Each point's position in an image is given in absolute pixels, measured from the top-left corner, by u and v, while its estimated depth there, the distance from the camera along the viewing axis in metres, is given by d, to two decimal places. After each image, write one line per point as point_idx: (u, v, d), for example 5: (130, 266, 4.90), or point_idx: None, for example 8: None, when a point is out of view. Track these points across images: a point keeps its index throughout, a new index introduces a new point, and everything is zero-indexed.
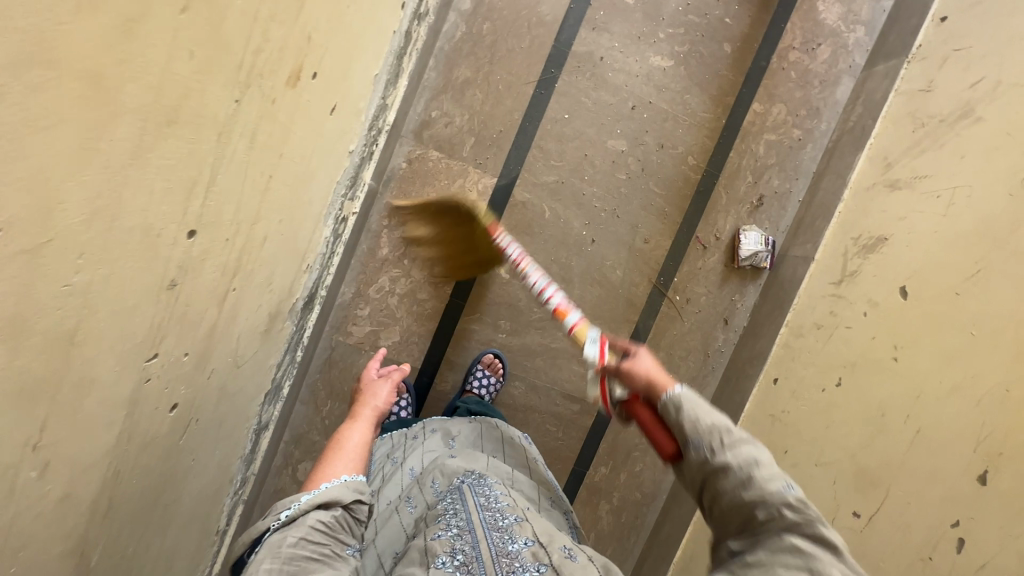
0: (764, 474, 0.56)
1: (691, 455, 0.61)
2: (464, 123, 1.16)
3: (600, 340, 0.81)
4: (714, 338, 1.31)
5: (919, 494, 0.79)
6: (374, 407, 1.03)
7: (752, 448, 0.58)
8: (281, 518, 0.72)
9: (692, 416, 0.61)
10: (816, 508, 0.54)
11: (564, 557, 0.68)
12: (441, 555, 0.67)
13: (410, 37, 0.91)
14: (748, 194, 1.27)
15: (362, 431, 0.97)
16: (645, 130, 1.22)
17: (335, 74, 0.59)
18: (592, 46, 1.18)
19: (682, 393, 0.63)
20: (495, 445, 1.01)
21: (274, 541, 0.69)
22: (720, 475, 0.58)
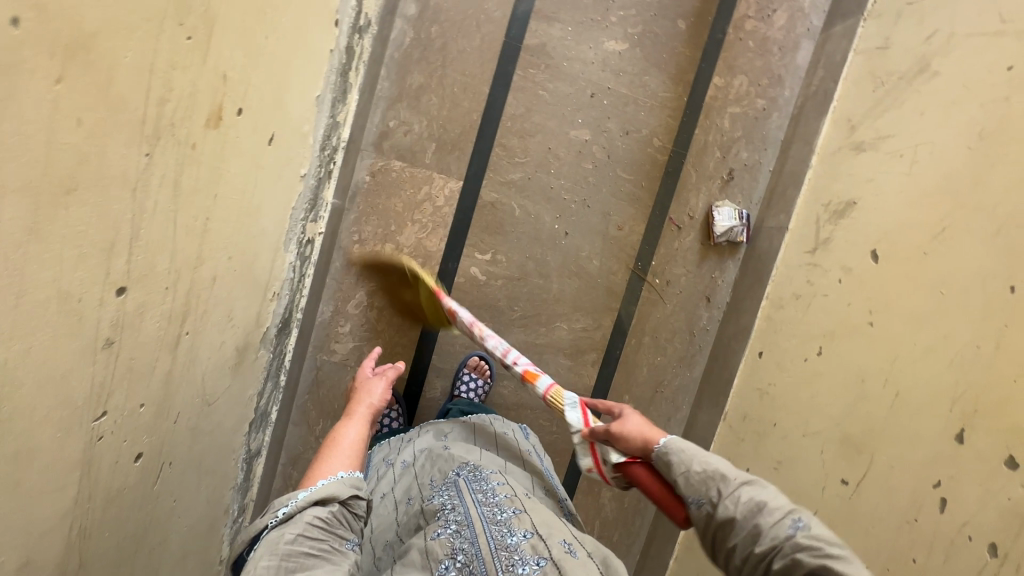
0: (769, 519, 0.53)
1: (696, 511, 0.59)
2: (423, 129, 1.15)
3: (580, 404, 0.84)
4: (698, 317, 1.31)
5: (902, 457, 0.79)
6: (371, 402, 0.98)
7: (752, 491, 0.56)
8: (279, 514, 0.67)
9: (684, 470, 0.60)
10: (832, 547, 0.50)
11: (563, 552, 0.66)
12: (443, 560, 0.64)
13: (353, 51, 0.90)
14: (717, 170, 1.27)
15: (358, 426, 0.91)
16: (606, 116, 1.21)
17: (265, 104, 0.59)
18: (544, 37, 1.17)
19: (670, 443, 0.63)
20: (489, 438, 1.00)
21: (272, 538, 0.64)
22: (726, 528, 0.56)
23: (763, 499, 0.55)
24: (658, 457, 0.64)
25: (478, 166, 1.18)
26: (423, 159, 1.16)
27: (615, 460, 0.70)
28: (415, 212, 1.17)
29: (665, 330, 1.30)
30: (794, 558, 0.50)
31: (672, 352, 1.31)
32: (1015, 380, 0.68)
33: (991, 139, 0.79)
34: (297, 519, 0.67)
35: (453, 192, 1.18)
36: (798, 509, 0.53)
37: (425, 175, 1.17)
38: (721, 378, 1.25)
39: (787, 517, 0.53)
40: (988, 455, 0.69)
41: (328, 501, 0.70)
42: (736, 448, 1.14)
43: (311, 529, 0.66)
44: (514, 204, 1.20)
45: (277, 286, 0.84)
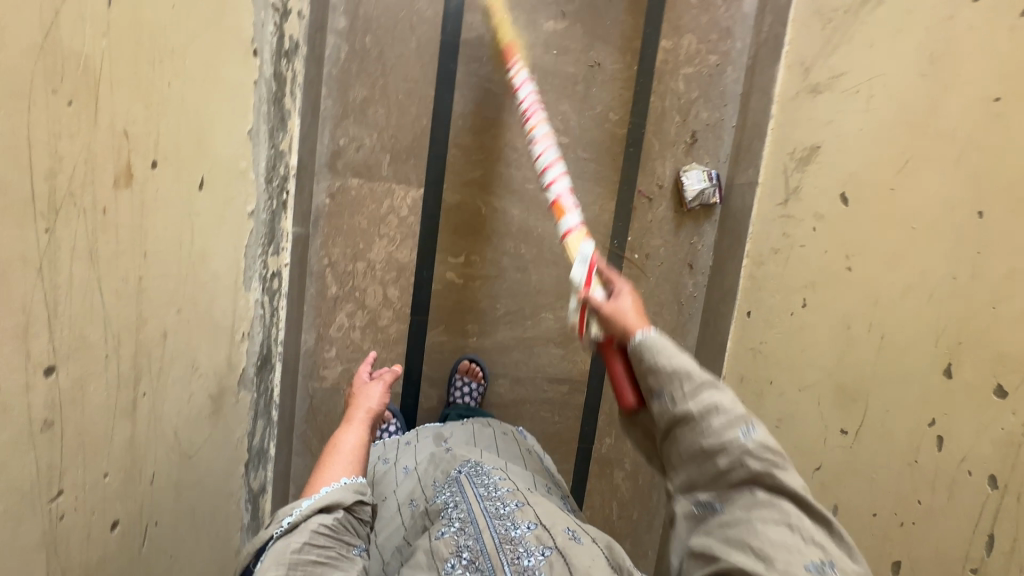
0: (724, 421, 0.51)
1: (653, 402, 0.55)
2: (375, 142, 1.13)
3: (591, 258, 0.67)
4: (683, 285, 1.29)
5: (895, 400, 0.77)
6: (366, 407, 0.92)
7: (713, 392, 0.53)
8: (283, 522, 0.65)
9: (652, 361, 0.54)
10: (775, 450, 0.50)
11: (569, 541, 0.63)
12: (447, 558, 0.61)
13: (283, 77, 0.88)
14: (680, 134, 1.24)
15: (358, 432, 0.86)
16: (558, 99, 1.19)
17: (185, 150, 0.58)
18: (481, 28, 1.14)
19: (651, 336, 0.55)
20: (487, 440, 1.00)
21: (277, 548, 0.63)
22: (681, 425, 0.53)
23: (723, 401, 0.52)
24: (633, 348, 0.55)
25: (436, 169, 1.16)
26: (380, 172, 1.14)
27: (597, 335, 0.62)
28: (381, 226, 1.16)
29: (651, 303, 1.29)
30: (743, 463, 0.50)
31: (662, 324, 1.30)
32: (995, 307, 0.66)
33: (942, 61, 0.77)
34: (302, 526, 0.65)
35: (416, 200, 1.16)
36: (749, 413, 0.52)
37: (385, 188, 1.15)
38: (716, 343, 1.24)
39: (741, 420, 0.51)
40: (976, 385, 0.67)
41: (329, 506, 0.68)
42: None
43: (317, 539, 0.64)
44: (479, 202, 1.19)
45: (246, 326, 0.83)
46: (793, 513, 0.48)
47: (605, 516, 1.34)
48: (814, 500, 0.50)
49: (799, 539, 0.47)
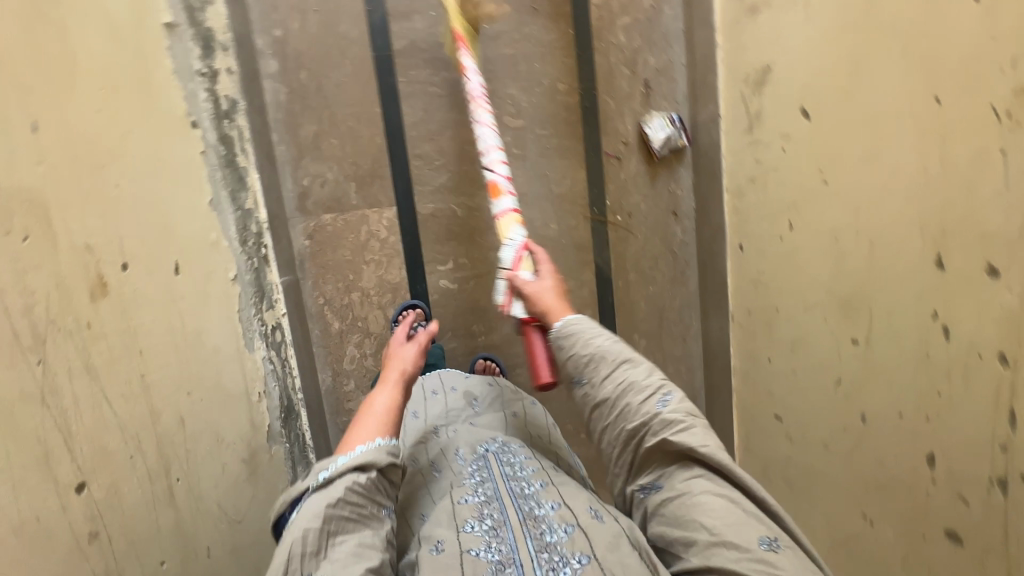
0: (640, 399, 0.67)
1: (586, 390, 0.71)
2: (337, 173, 1.14)
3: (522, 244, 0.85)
4: (672, 234, 1.30)
5: (897, 301, 0.78)
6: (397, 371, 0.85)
7: (629, 376, 0.69)
8: (319, 476, 0.64)
9: (575, 352, 0.72)
10: (685, 420, 0.66)
11: (591, 520, 0.63)
12: (469, 520, 0.64)
13: (227, 138, 0.88)
14: (633, 87, 1.22)
15: (390, 392, 0.79)
16: (504, 84, 1.18)
17: (150, 239, 0.59)
18: (409, 32, 1.12)
19: (568, 325, 0.73)
20: (512, 403, 0.97)
21: (308, 505, 0.62)
22: (608, 407, 0.69)
23: (637, 382, 0.68)
24: (554, 336, 0.74)
25: (404, 184, 1.16)
26: (349, 202, 1.15)
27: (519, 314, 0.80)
28: (365, 253, 1.17)
29: (646, 259, 1.30)
30: (661, 432, 0.65)
31: (661, 277, 1.31)
32: (970, 190, 0.66)
33: None
34: (336, 483, 0.64)
35: (393, 219, 1.17)
36: (662, 389, 0.69)
37: (358, 216, 1.16)
38: (717, 283, 1.25)
39: (657, 392, 0.68)
40: (969, 270, 0.67)
41: (362, 463, 0.66)
42: (753, 343, 1.16)
43: (350, 497, 0.63)
44: (453, 205, 1.19)
45: (258, 388, 0.85)
46: (720, 482, 0.63)
47: None
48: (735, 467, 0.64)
49: (726, 499, 0.62)
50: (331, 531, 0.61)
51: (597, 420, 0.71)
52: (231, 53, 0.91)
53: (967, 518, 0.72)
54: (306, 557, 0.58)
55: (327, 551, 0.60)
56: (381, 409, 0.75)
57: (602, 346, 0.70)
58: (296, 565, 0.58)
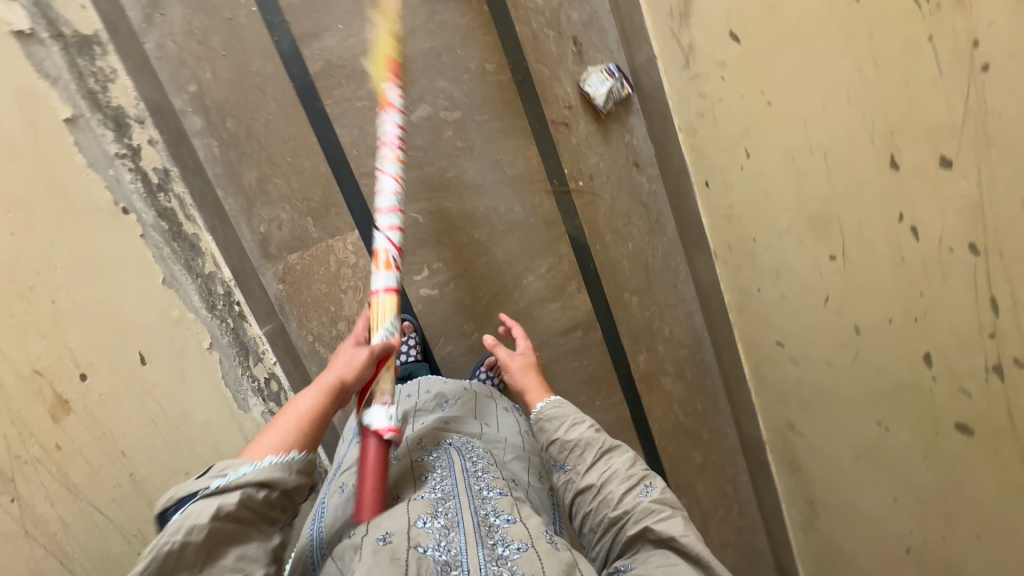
0: (622, 487, 0.70)
1: (568, 476, 0.76)
2: (291, 212, 1.12)
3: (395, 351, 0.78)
4: (638, 186, 1.27)
5: (863, 210, 0.76)
6: (335, 370, 0.68)
7: (615, 463, 0.73)
8: (213, 486, 0.50)
9: (561, 440, 0.78)
10: (665, 508, 0.66)
11: (541, 534, 0.56)
12: (421, 516, 0.57)
13: (166, 211, 0.88)
14: (562, 48, 1.19)
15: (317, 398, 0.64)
16: (432, 78, 1.14)
17: (106, 343, 0.64)
18: (322, 53, 1.09)
19: (557, 402, 0.85)
20: (489, 406, 0.93)
21: (196, 509, 0.49)
22: (589, 493, 0.72)
23: (620, 470, 0.72)
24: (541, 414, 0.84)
25: (359, 205, 1.14)
26: (310, 237, 1.13)
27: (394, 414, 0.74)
28: (340, 283, 1.16)
29: (619, 218, 1.28)
30: (637, 518, 0.65)
31: (638, 231, 1.29)
32: (907, 83, 0.63)
33: None
34: (231, 498, 0.51)
35: (358, 243, 1.15)
36: (647, 478, 0.70)
37: (323, 248, 1.14)
38: (692, 224, 1.23)
39: (640, 482, 0.70)
40: (922, 165, 0.65)
41: (260, 481, 0.53)
42: (740, 276, 1.14)
43: (247, 513, 0.51)
44: (413, 214, 1.17)
45: None
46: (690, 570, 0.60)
47: (674, 419, 1.41)
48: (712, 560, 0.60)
49: None
50: (215, 544, 0.49)
51: (577, 510, 0.73)
52: (149, 124, 0.92)
53: (973, 408, 0.72)
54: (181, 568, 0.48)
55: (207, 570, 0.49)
56: (296, 422, 0.61)
57: (587, 434, 0.77)
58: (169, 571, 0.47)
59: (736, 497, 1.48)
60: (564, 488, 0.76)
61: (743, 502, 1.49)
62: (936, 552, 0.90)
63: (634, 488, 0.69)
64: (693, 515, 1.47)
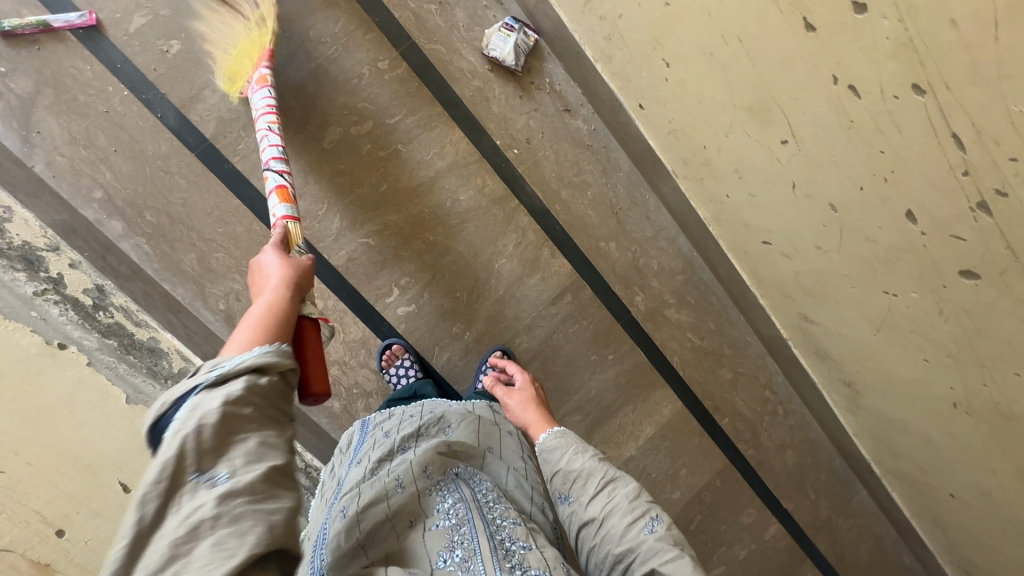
0: (626, 522, 0.77)
1: (570, 510, 0.84)
2: (242, 279, 1.07)
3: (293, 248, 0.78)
4: (577, 131, 1.21)
5: (795, 84, 0.70)
6: (278, 279, 0.64)
7: (619, 495, 0.82)
8: (214, 373, 0.44)
9: (566, 470, 0.89)
10: (667, 542, 0.73)
11: (557, 564, 0.67)
12: (441, 553, 0.65)
13: (109, 329, 0.93)
14: (450, 19, 1.12)
15: (279, 299, 0.60)
16: (331, 97, 1.08)
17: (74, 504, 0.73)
18: (210, 112, 1.03)
19: (563, 431, 0.96)
20: (491, 429, 0.96)
21: (201, 402, 0.42)
22: (591, 527, 0.80)
23: (623, 505, 0.80)
24: (551, 439, 0.94)
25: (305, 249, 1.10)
26: None
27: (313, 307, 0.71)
28: None
29: (568, 169, 1.22)
30: (640, 556, 0.73)
31: (592, 176, 1.23)
32: None
33: None
34: (237, 384, 0.44)
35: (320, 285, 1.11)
36: (649, 513, 0.78)
37: None
38: (643, 151, 1.17)
39: (644, 518, 0.77)
40: (836, 19, 0.60)
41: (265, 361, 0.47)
42: (705, 188, 1.08)
43: (258, 398, 0.45)
44: (361, 239, 1.13)
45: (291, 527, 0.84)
46: None
47: (691, 347, 1.37)
48: None
49: None
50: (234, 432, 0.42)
51: (580, 545, 0.80)
52: (64, 247, 0.96)
53: (970, 252, 0.66)
54: (202, 451, 0.40)
55: (226, 455, 0.41)
56: (268, 317, 0.56)
57: (589, 467, 0.86)
58: (190, 459, 0.40)
59: (778, 400, 1.46)
60: (568, 521, 0.84)
61: (787, 402, 1.47)
62: (981, 400, 0.86)
63: (638, 524, 0.77)
64: (741, 431, 1.45)
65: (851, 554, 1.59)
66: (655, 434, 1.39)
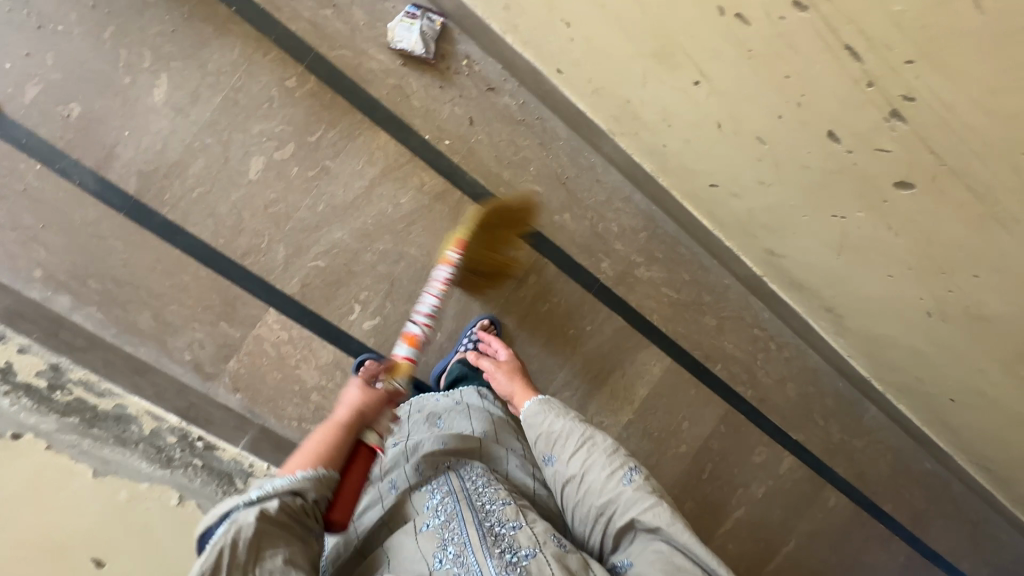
0: (608, 475, 0.79)
1: (552, 470, 0.85)
2: (201, 327, 1.07)
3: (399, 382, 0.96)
4: (507, 108, 1.17)
5: (691, 24, 0.72)
6: (351, 405, 0.75)
7: (597, 450, 0.83)
8: (255, 496, 0.59)
9: (545, 432, 0.89)
10: (647, 493, 0.76)
11: (548, 538, 0.69)
12: (435, 553, 0.68)
13: (69, 407, 0.89)
14: (349, 21, 1.08)
15: (341, 435, 0.72)
16: (246, 126, 1.05)
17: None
18: (129, 167, 1.01)
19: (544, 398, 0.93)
20: (481, 413, 0.99)
21: (244, 517, 0.58)
22: (574, 483, 0.82)
23: (603, 460, 0.82)
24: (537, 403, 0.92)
25: (256, 283, 1.09)
26: (233, 336, 1.09)
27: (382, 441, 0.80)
28: (288, 362, 1.11)
29: (506, 149, 1.18)
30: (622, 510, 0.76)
31: (532, 150, 1.20)
32: None
33: None
34: (271, 503, 0.60)
35: (281, 317, 1.10)
36: (627, 464, 0.81)
37: (252, 340, 1.09)
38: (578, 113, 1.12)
39: (622, 470, 0.80)
40: None
41: (301, 485, 0.63)
42: (640, 138, 1.01)
43: (286, 516, 0.60)
44: (311, 262, 1.11)
45: None
46: (677, 553, 0.70)
47: (670, 301, 1.35)
48: (694, 541, 0.70)
49: (680, 562, 0.69)
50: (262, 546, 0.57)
51: (567, 503, 0.82)
52: (11, 334, 0.93)
53: (895, 161, 0.71)
54: (236, 564, 0.55)
55: (256, 566, 0.56)
56: (322, 447, 0.70)
57: (565, 425, 0.87)
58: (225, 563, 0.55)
59: (769, 335, 1.44)
60: (552, 480, 0.85)
61: (778, 336, 1.44)
62: (955, 305, 0.85)
63: (617, 477, 0.79)
64: (737, 373, 1.43)
65: (873, 472, 1.58)
66: (650, 394, 1.37)
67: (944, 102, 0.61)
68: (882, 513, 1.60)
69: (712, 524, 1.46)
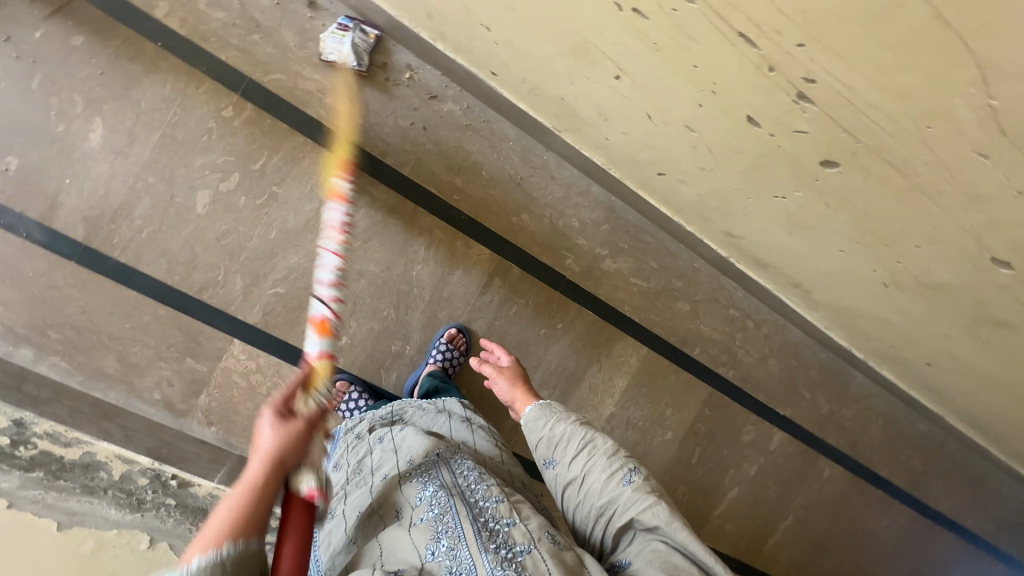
0: (608, 476, 0.78)
1: (553, 472, 0.84)
2: (166, 365, 1.07)
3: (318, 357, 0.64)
4: (452, 114, 1.16)
5: (596, 19, 0.70)
6: (264, 453, 0.53)
7: (597, 451, 0.82)
8: None
9: (546, 434, 0.87)
10: (648, 494, 0.75)
11: (544, 534, 0.67)
12: (428, 546, 0.66)
13: (33, 462, 0.89)
14: (280, 44, 1.07)
15: (252, 492, 0.51)
16: (188, 161, 1.05)
17: None
18: (74, 215, 1.01)
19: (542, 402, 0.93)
20: (462, 428, 0.98)
21: None
22: (574, 485, 0.81)
23: (602, 461, 0.80)
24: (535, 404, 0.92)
25: (218, 316, 1.09)
26: (200, 371, 1.09)
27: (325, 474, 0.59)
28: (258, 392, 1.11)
29: (455, 155, 1.17)
30: (623, 510, 0.75)
31: (482, 153, 1.19)
32: None
33: None
34: None
35: (246, 347, 1.11)
36: (627, 464, 0.79)
37: (219, 373, 1.10)
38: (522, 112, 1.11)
39: (622, 471, 0.78)
40: None
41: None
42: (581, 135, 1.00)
43: None
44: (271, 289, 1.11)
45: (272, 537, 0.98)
46: (677, 554, 0.69)
47: (640, 291, 1.34)
48: (695, 541, 0.69)
49: (681, 564, 0.68)
50: None
51: (569, 504, 0.81)
52: None
53: (817, 141, 0.71)
54: None
55: None
56: (229, 512, 0.50)
57: (566, 427, 0.86)
58: None
59: (745, 314, 1.43)
60: (552, 481, 0.84)
61: (754, 314, 1.43)
62: (907, 276, 0.86)
63: (617, 477, 0.78)
64: (717, 355, 1.42)
65: (865, 439, 1.57)
66: (630, 384, 1.37)
67: (842, 86, 0.62)
68: (880, 479, 1.59)
69: (707, 507, 1.45)
